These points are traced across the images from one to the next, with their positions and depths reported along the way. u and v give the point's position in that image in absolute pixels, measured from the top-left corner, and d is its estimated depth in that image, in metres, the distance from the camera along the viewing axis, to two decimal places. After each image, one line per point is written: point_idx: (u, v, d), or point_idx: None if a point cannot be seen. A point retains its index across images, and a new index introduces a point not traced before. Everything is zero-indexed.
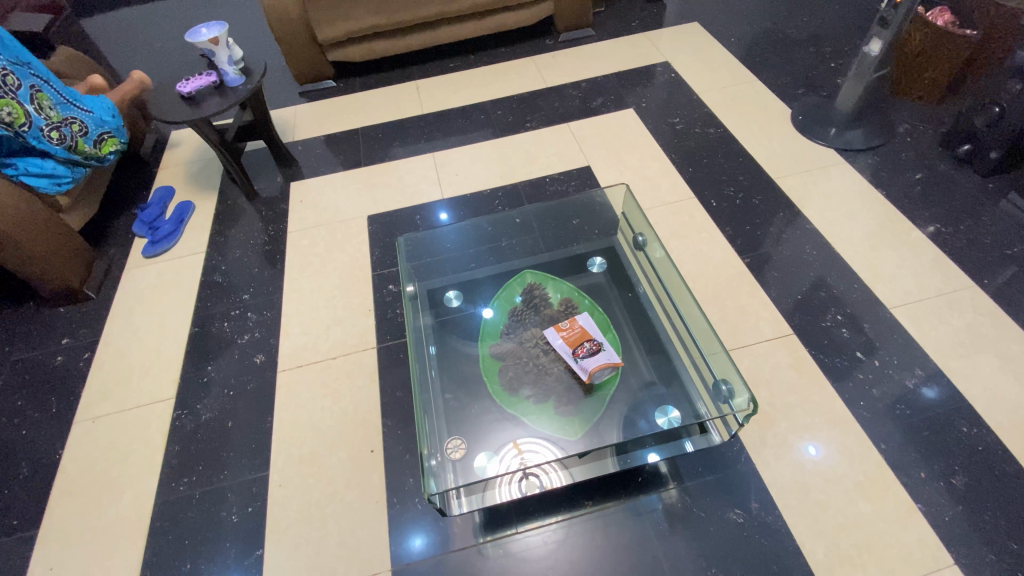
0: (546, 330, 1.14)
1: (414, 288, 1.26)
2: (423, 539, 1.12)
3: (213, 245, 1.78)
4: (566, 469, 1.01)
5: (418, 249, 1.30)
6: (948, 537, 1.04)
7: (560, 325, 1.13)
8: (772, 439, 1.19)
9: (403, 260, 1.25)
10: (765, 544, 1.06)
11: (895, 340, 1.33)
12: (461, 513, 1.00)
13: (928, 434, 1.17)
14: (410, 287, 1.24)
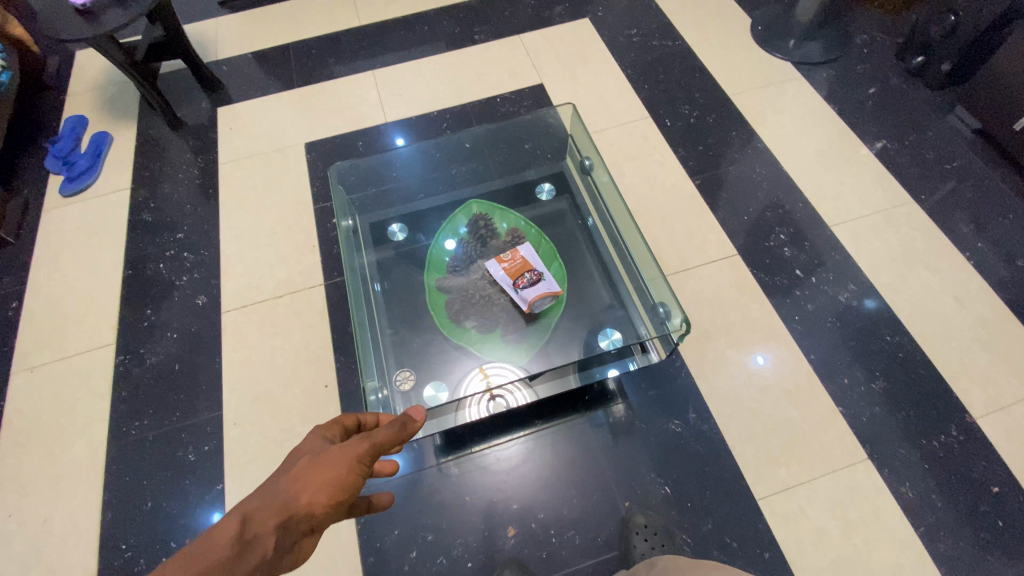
0: (489, 262, 1.12)
1: (355, 222, 1.21)
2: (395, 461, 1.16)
3: (139, 180, 1.65)
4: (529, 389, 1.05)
5: (356, 182, 1.23)
6: (864, 434, 1.15)
7: (503, 255, 1.12)
8: (711, 355, 1.25)
9: (339, 193, 1.18)
10: (699, 449, 1.14)
11: (833, 257, 1.38)
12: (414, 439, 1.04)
13: (855, 343, 1.26)
14: (348, 221, 1.18)
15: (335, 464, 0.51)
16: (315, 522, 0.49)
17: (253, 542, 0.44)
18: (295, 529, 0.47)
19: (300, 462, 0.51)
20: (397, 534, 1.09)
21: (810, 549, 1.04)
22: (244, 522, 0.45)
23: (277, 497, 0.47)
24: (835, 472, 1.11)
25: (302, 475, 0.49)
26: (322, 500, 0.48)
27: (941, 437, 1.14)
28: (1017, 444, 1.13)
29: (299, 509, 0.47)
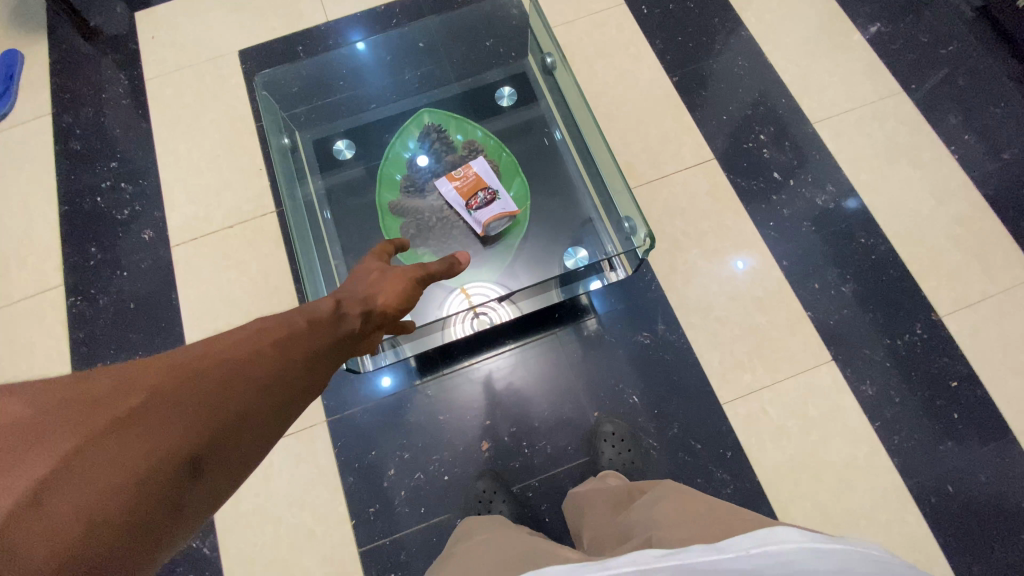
0: (440, 181, 1.04)
1: (293, 141, 1.10)
2: (390, 378, 1.16)
3: (60, 103, 1.48)
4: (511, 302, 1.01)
5: (290, 94, 1.11)
6: (831, 337, 1.16)
7: (454, 173, 1.04)
8: (682, 266, 1.22)
9: (269, 107, 1.06)
10: (667, 359, 1.15)
11: (814, 157, 1.31)
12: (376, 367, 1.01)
13: (829, 246, 1.23)
14: (284, 140, 1.08)
15: (399, 282, 0.71)
16: (387, 316, 0.69)
17: (350, 314, 0.61)
18: (375, 317, 0.66)
19: (372, 280, 0.70)
20: (374, 455, 1.12)
21: (770, 447, 1.08)
22: (341, 302, 0.62)
23: (361, 295, 0.66)
24: (800, 374, 1.13)
25: (377, 285, 0.70)
26: (392, 302, 0.69)
27: (906, 336, 1.15)
28: (978, 339, 1.15)
29: (378, 304, 0.67)
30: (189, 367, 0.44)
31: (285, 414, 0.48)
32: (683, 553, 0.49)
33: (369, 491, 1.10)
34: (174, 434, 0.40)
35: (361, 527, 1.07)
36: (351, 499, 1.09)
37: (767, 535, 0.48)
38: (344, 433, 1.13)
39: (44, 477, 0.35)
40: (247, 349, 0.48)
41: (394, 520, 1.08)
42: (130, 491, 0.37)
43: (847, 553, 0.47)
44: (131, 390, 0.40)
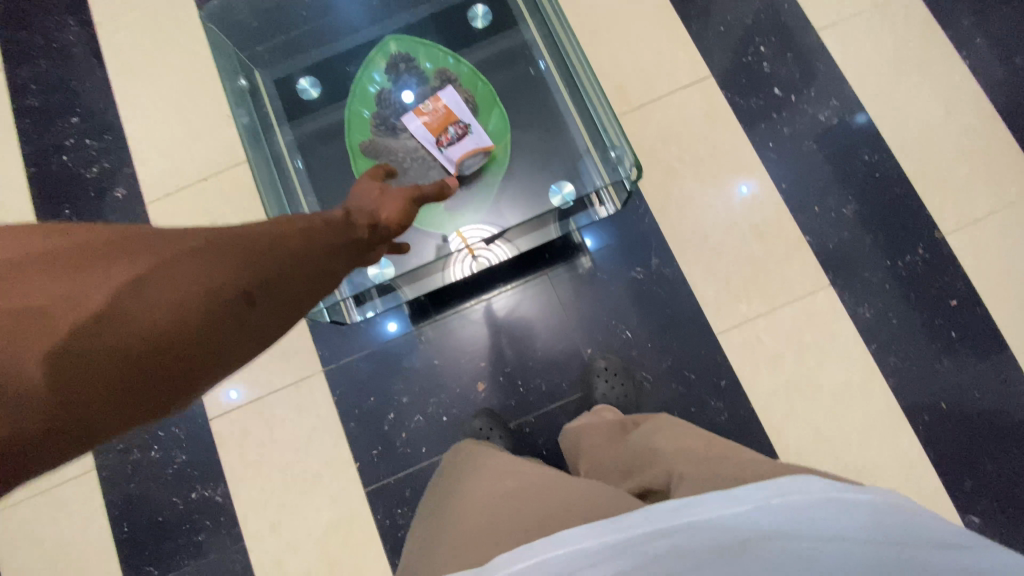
0: (407, 116, 0.98)
1: (251, 81, 1.02)
2: (396, 323, 1.16)
3: (8, 55, 1.38)
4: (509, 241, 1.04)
5: (246, 29, 1.01)
6: (830, 261, 1.12)
7: (421, 107, 0.98)
8: (676, 195, 1.17)
9: (218, 44, 0.98)
10: (661, 293, 1.13)
11: (818, 68, 1.22)
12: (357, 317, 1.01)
13: (831, 166, 1.17)
14: (243, 81, 1.00)
15: (398, 197, 0.76)
16: (390, 229, 0.73)
17: (361, 220, 0.67)
18: (382, 227, 0.71)
19: (373, 195, 0.75)
20: (373, 401, 1.13)
21: (765, 374, 1.08)
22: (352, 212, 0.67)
23: (368, 207, 0.71)
24: (796, 301, 1.11)
25: (381, 198, 0.74)
26: (395, 217, 0.73)
27: (908, 257, 1.12)
28: (982, 256, 1.11)
29: (384, 216, 0.72)
30: (230, 236, 0.45)
31: (310, 296, 0.50)
32: (706, 500, 0.48)
33: (370, 436, 1.12)
34: (221, 281, 0.40)
35: (365, 469, 1.11)
36: (354, 443, 1.12)
37: (792, 483, 0.48)
38: (341, 382, 1.14)
39: (104, 293, 0.36)
40: (280, 235, 0.50)
41: (398, 460, 1.11)
42: (180, 318, 0.37)
43: (873, 504, 0.46)
44: (179, 242, 0.41)
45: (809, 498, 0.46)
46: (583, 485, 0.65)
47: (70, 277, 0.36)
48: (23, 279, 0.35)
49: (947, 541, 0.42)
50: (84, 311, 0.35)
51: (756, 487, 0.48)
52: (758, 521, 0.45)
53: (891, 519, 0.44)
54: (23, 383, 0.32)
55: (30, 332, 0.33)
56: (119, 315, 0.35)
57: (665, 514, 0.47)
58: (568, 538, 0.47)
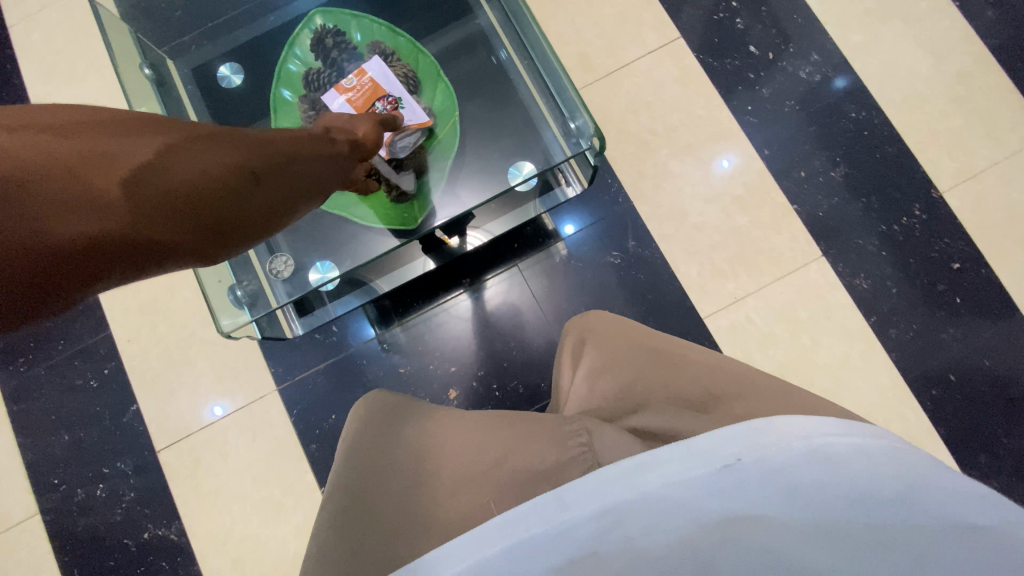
0: (328, 93, 0.86)
1: (160, 72, 0.90)
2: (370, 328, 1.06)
3: None
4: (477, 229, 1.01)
5: (171, 22, 0.92)
6: (821, 231, 1.04)
7: (344, 83, 0.86)
8: (651, 170, 1.08)
9: (115, 25, 0.85)
10: (641, 278, 1.04)
11: (794, 22, 1.12)
12: (301, 328, 0.94)
13: (816, 127, 1.08)
14: (148, 70, 0.88)
15: (367, 119, 0.71)
16: (368, 148, 0.69)
17: (345, 134, 0.66)
18: (363, 146, 0.68)
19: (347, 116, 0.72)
20: (335, 418, 1.03)
21: (758, 357, 1.00)
22: (334, 129, 0.66)
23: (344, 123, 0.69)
24: (788, 276, 1.02)
25: (353, 118, 0.71)
26: (373, 134, 0.70)
27: (903, 220, 1.03)
28: (982, 213, 1.03)
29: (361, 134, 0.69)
30: (240, 131, 0.52)
31: (315, 188, 0.58)
32: (658, 464, 0.35)
33: (334, 457, 1.02)
34: (237, 162, 0.48)
35: None
36: (317, 466, 1.02)
37: (769, 430, 0.36)
38: (299, 401, 1.04)
39: (143, 154, 0.42)
40: (286, 134, 0.57)
41: None
42: (208, 183, 0.45)
43: (871, 455, 0.34)
44: (200, 128, 0.48)
45: (789, 456, 0.34)
46: (503, 422, 0.59)
47: (119, 138, 0.42)
48: (76, 132, 0.41)
49: (958, 514, 0.32)
50: (128, 163, 0.41)
51: (722, 439, 0.36)
52: (720, 493, 0.34)
53: (890, 479, 0.33)
54: (93, 205, 0.39)
55: (91, 169, 0.39)
56: (156, 173, 0.42)
57: (612, 481, 0.35)
58: (484, 535, 0.34)
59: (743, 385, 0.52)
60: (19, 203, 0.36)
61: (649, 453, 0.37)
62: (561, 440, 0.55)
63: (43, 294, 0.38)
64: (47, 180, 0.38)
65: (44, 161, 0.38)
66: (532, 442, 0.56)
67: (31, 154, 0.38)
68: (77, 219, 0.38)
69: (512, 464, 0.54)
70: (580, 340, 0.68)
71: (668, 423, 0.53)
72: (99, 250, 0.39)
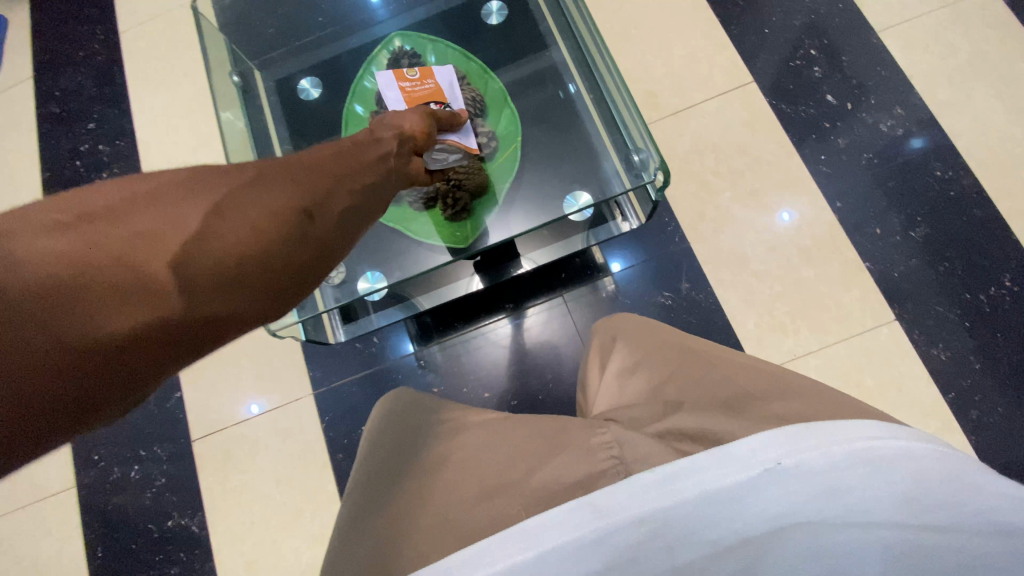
0: (388, 81, 0.87)
1: (250, 82, 0.96)
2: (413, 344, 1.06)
3: (37, 65, 1.39)
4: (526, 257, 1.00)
5: (262, 36, 0.99)
6: (894, 292, 0.96)
7: (407, 75, 0.87)
8: (711, 212, 1.04)
9: (213, 39, 0.93)
10: (692, 321, 0.99)
11: (877, 74, 1.08)
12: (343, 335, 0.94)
13: (895, 183, 1.01)
14: (236, 78, 0.94)
15: (410, 114, 0.68)
16: (418, 142, 0.65)
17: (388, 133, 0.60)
18: (410, 141, 0.63)
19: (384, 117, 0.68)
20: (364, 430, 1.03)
21: None
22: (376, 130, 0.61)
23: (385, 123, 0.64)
24: (854, 337, 0.95)
25: (392, 116, 0.67)
26: (417, 126, 0.65)
27: (992, 290, 0.94)
28: None
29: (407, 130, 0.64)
30: (287, 163, 0.45)
31: (374, 209, 0.50)
32: (693, 466, 0.33)
33: None
34: (289, 199, 0.41)
35: None
36: (341, 477, 1.01)
37: (810, 436, 0.33)
38: (332, 408, 1.04)
39: (193, 218, 0.36)
40: (336, 155, 0.50)
41: None
42: (263, 237, 0.38)
43: (916, 455, 0.32)
44: (244, 173, 0.42)
45: (830, 458, 0.32)
46: (527, 423, 0.54)
47: (161, 208, 0.37)
48: (118, 213, 0.35)
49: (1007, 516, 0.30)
50: (181, 233, 0.35)
51: (758, 443, 0.33)
52: (757, 494, 0.33)
53: (941, 484, 0.31)
54: (139, 292, 0.32)
55: (134, 254, 0.34)
56: (211, 235, 0.36)
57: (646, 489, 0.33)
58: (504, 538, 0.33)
59: (787, 389, 0.47)
60: (73, 310, 0.31)
61: (683, 458, 0.34)
62: (590, 449, 0.47)
63: (93, 410, 0.31)
64: (100, 275, 0.32)
65: (86, 257, 0.32)
66: (558, 450, 0.48)
67: (65, 254, 0.32)
68: (143, 308, 0.32)
69: (542, 475, 0.46)
70: (609, 341, 0.66)
71: (698, 423, 0.45)
72: (152, 341, 0.32)
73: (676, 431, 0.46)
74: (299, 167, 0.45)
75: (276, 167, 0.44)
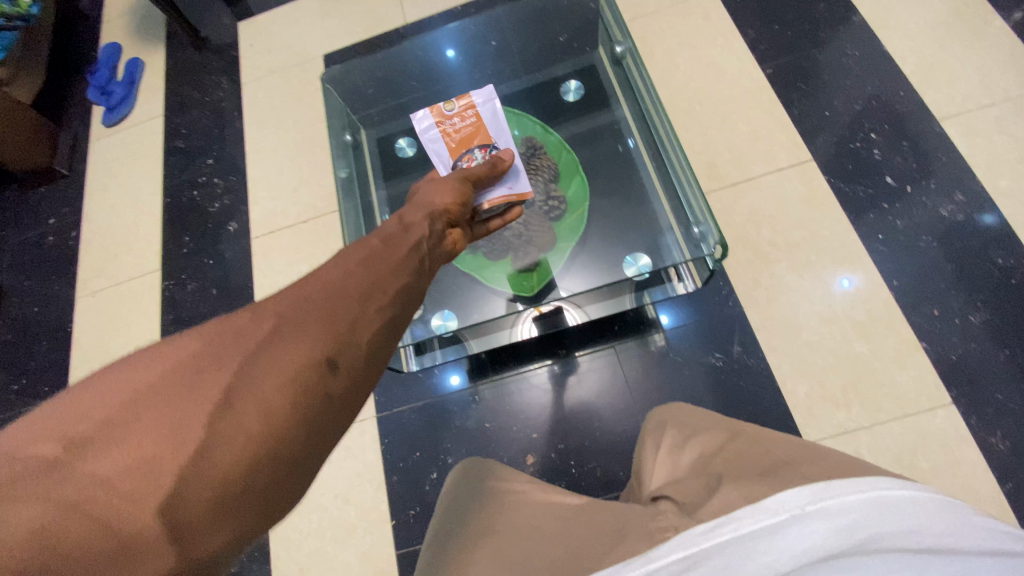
0: (431, 127, 0.95)
1: (358, 138, 1.12)
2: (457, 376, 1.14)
3: (170, 106, 1.63)
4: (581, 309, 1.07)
5: (363, 95, 1.14)
6: (951, 375, 0.96)
7: (449, 119, 0.94)
8: (766, 280, 1.08)
9: (335, 106, 1.11)
10: (742, 384, 1.02)
11: (938, 159, 1.11)
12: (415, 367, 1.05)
13: (955, 266, 1.03)
14: (348, 136, 1.10)
15: (447, 183, 0.74)
16: (453, 214, 0.71)
17: (415, 223, 0.62)
18: (443, 215, 0.69)
19: (419, 193, 0.73)
20: (418, 456, 1.10)
21: None
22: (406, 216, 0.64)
23: (418, 207, 0.68)
24: (907, 417, 0.95)
25: (426, 194, 0.72)
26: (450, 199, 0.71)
27: None
28: None
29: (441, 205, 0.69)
30: (306, 294, 0.42)
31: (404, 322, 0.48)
32: (729, 521, 0.39)
33: (410, 492, 1.08)
34: (305, 356, 0.38)
35: (401, 529, 1.06)
36: (393, 498, 1.08)
37: (825, 489, 0.38)
38: (392, 432, 1.13)
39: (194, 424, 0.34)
40: (363, 266, 0.48)
41: None
42: (274, 426, 0.35)
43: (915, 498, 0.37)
44: (252, 337, 0.38)
45: (847, 506, 0.37)
46: (596, 521, 0.56)
47: (155, 416, 0.34)
48: (110, 436, 0.33)
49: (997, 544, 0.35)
50: (178, 457, 0.33)
51: (783, 498, 0.39)
52: (787, 534, 0.37)
53: (941, 518, 0.36)
54: (136, 550, 0.31)
55: (125, 501, 0.31)
56: (211, 445, 0.33)
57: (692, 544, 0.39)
58: None
59: (813, 457, 0.51)
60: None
61: (721, 518, 0.40)
62: (652, 532, 0.47)
63: None
64: (90, 537, 0.30)
65: (72, 515, 0.30)
66: (624, 538, 0.49)
67: (50, 517, 0.30)
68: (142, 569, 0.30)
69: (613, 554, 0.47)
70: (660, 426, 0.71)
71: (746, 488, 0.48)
72: None
73: (724, 507, 0.47)
74: (319, 297, 0.42)
75: (292, 308, 0.41)
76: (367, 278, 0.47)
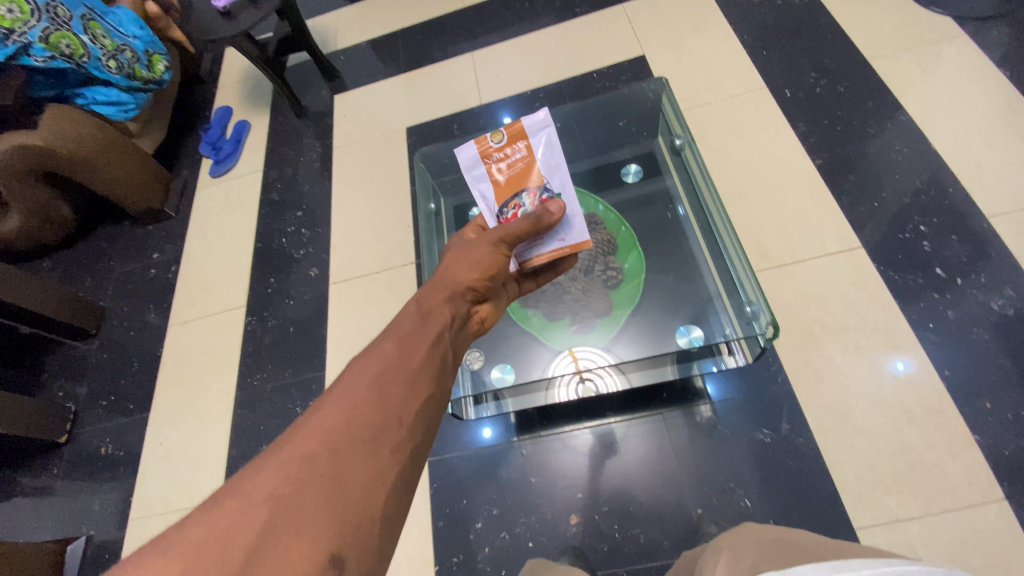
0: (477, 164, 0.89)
1: (438, 205, 1.27)
2: (488, 429, 1.21)
3: (269, 162, 1.85)
4: (621, 375, 1.08)
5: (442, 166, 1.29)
6: (1007, 472, 0.95)
7: (498, 157, 0.88)
8: (815, 360, 1.12)
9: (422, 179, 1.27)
10: (790, 463, 1.04)
11: (989, 254, 1.14)
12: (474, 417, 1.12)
13: (1009, 361, 1.04)
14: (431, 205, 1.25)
15: (476, 252, 0.76)
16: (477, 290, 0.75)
17: (432, 313, 0.66)
18: (467, 294, 0.74)
19: (441, 270, 0.76)
20: (464, 503, 1.15)
21: None
22: (422, 302, 0.68)
23: (437, 289, 0.71)
24: (960, 511, 0.94)
25: (449, 271, 0.75)
26: (472, 278, 0.74)
27: None
28: None
29: (465, 287, 0.73)
30: (314, 442, 0.44)
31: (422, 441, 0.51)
32: None
33: (455, 538, 1.12)
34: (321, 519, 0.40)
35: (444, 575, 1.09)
36: (438, 543, 1.12)
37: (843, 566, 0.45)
38: (442, 477, 1.18)
39: None
40: (374, 385, 0.50)
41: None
42: None
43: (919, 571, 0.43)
44: (264, 508, 0.39)
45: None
46: None
47: None
48: None
49: None
50: None
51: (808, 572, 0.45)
52: None
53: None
54: None
55: None
56: None
57: None
58: None
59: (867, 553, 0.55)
60: None
61: None
62: None
63: None
64: None
65: None
66: None
67: None
68: None
69: None
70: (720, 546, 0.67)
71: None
72: None
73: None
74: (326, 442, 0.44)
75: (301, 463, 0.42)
76: (377, 399, 0.49)
